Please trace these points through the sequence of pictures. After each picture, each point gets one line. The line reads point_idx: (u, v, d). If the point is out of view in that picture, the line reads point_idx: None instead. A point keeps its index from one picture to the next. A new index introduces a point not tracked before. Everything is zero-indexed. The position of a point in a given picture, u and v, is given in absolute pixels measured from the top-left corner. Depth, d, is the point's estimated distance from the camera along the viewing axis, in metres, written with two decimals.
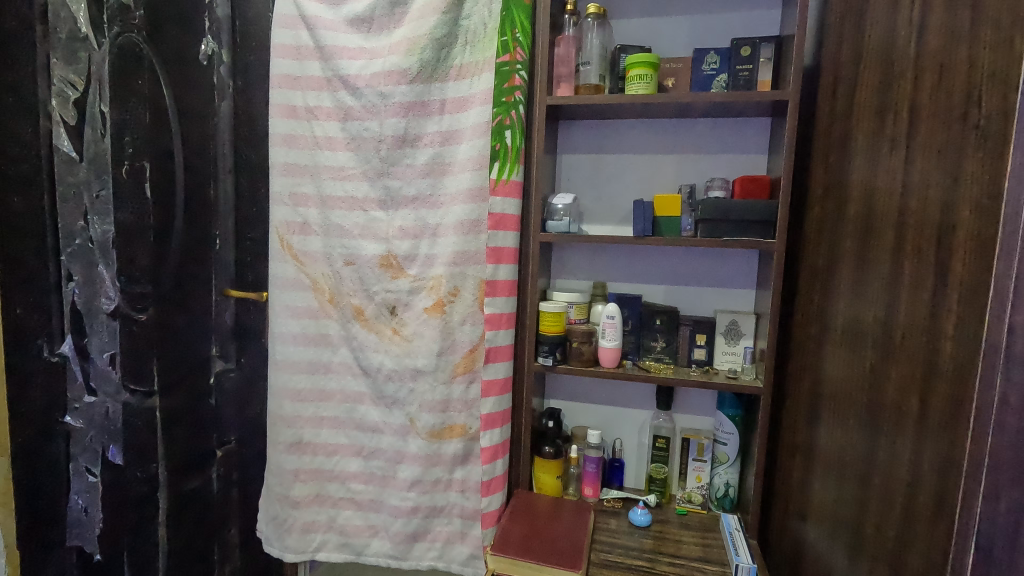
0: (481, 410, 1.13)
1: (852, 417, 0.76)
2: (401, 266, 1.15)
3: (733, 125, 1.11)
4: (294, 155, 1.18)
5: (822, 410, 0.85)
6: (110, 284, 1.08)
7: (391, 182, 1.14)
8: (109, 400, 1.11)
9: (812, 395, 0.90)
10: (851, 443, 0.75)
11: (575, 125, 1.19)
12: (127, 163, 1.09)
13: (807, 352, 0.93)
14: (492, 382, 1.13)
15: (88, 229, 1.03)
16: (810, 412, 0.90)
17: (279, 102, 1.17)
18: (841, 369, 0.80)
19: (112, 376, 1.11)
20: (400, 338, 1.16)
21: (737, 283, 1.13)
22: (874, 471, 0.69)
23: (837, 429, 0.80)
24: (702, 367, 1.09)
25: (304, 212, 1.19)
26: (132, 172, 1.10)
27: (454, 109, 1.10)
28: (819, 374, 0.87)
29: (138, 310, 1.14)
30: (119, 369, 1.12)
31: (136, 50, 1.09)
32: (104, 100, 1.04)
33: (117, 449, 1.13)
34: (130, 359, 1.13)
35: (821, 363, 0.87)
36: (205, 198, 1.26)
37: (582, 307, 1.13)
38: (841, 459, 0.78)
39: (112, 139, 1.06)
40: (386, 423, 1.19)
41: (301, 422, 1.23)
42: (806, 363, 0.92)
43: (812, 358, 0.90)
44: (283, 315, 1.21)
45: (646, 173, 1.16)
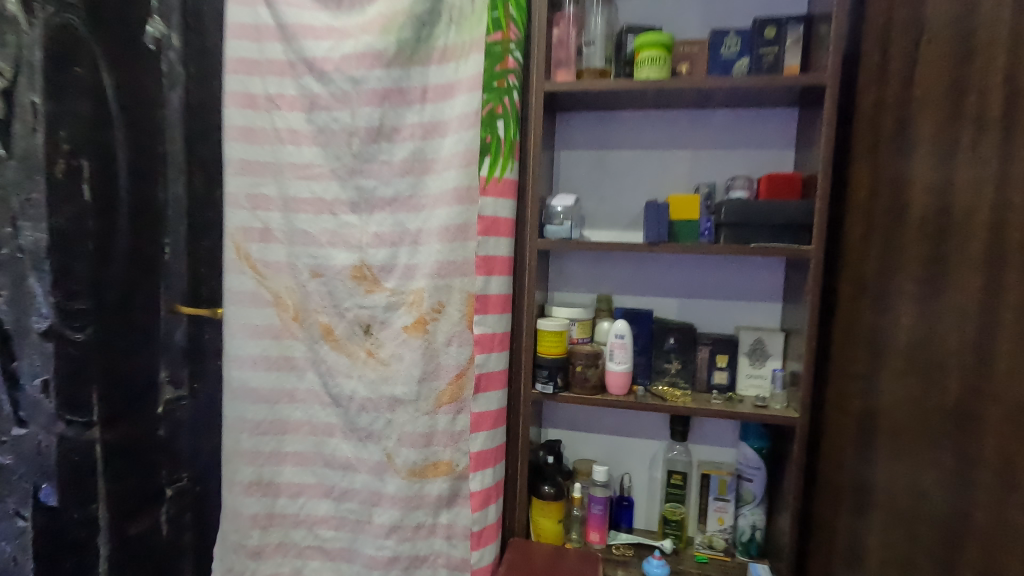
0: (470, 447, 0.98)
1: (924, 456, 0.63)
2: (376, 278, 1.00)
3: (753, 117, 0.99)
4: (251, 151, 1.03)
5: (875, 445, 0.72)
6: (44, 299, 0.82)
7: (364, 181, 0.99)
8: (38, 433, 0.84)
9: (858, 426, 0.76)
10: (924, 489, 0.62)
11: (575, 118, 1.06)
12: (62, 161, 0.82)
13: (850, 374, 0.79)
14: (484, 415, 0.97)
15: (18, 236, 0.80)
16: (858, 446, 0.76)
17: (234, 89, 1.02)
18: (904, 398, 0.67)
19: (47, 405, 0.84)
20: (376, 361, 1.01)
21: (760, 295, 1.00)
22: (966, 531, 0.55)
23: (901, 468, 0.67)
24: (724, 393, 0.96)
25: (264, 215, 1.03)
26: (69, 171, 0.83)
27: (437, 97, 0.95)
28: (869, 400, 0.74)
29: (74, 329, 0.85)
30: (56, 397, 0.85)
31: (74, 35, 0.84)
32: (36, 90, 0.80)
33: (50, 489, 0.85)
34: (68, 383, 0.86)
35: (872, 389, 0.74)
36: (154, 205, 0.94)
37: (586, 324, 0.98)
38: (906, 504, 0.65)
39: (46, 135, 0.81)
40: (360, 459, 1.03)
41: (262, 459, 1.06)
42: (850, 388, 0.79)
43: (859, 381, 0.77)
44: (240, 335, 1.05)
45: (656, 171, 1.03)
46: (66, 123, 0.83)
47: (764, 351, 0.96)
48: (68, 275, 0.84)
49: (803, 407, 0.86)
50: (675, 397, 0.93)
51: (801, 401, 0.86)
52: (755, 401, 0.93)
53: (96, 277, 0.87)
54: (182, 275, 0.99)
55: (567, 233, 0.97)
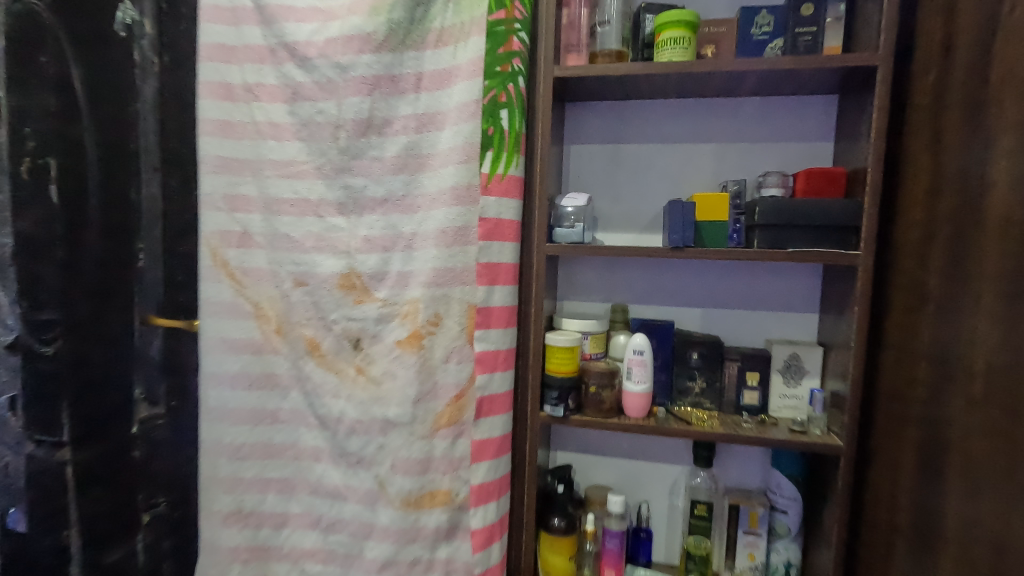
0: (471, 479, 0.88)
1: (997, 489, 0.53)
2: (366, 287, 0.90)
3: (785, 107, 0.90)
4: (228, 147, 0.92)
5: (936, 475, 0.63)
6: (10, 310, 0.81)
7: (353, 180, 0.89)
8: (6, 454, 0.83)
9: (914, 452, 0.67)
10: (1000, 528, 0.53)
11: (587, 108, 0.96)
12: (27, 160, 0.79)
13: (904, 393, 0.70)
14: (486, 442, 0.87)
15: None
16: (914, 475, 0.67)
17: (209, 79, 0.91)
18: (970, 422, 0.58)
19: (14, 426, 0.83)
20: (366, 379, 0.91)
21: (793, 304, 0.90)
22: None
23: (975, 505, 0.56)
24: (754, 415, 0.86)
25: (243, 218, 0.93)
26: (35, 172, 0.79)
27: (433, 84, 0.85)
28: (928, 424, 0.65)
29: (43, 342, 0.81)
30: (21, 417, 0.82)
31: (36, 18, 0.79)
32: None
33: (17, 515, 0.84)
34: (36, 403, 0.82)
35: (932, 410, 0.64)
36: (125, 207, 0.85)
37: (599, 338, 0.89)
38: (978, 546, 0.55)
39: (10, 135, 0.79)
40: (349, 487, 0.93)
41: (242, 487, 0.96)
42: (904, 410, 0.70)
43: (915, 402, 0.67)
44: (217, 350, 0.95)
45: (677, 167, 0.94)
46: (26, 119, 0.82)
47: (799, 367, 0.86)
48: (35, 284, 0.80)
49: (848, 431, 0.76)
50: (702, 421, 0.83)
51: (846, 427, 0.76)
52: (791, 425, 0.82)
53: (65, 284, 0.82)
54: (159, 285, 0.89)
55: (579, 238, 0.87)
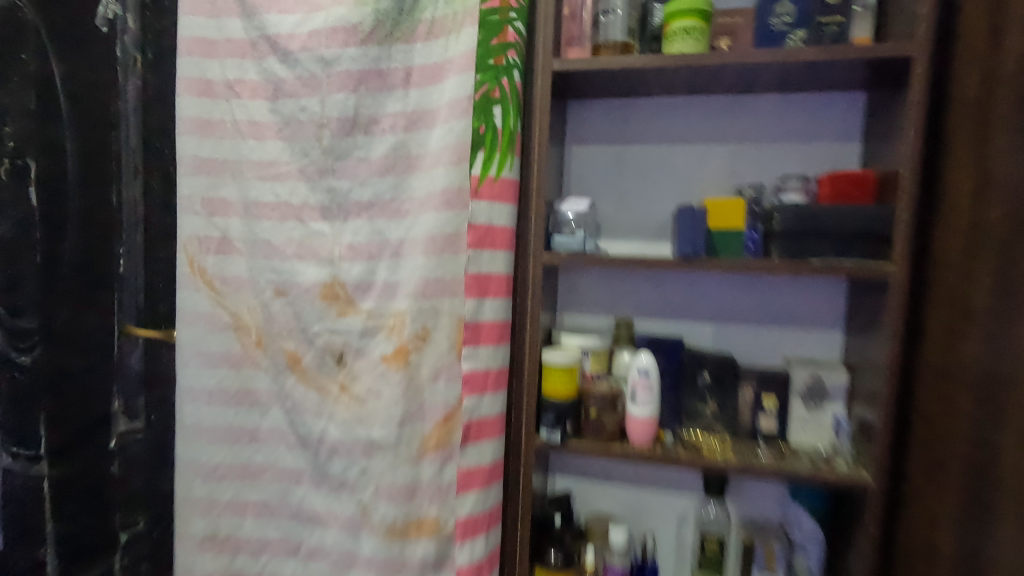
0: (457, 512, 0.80)
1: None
2: (350, 298, 0.84)
3: (807, 105, 0.82)
4: (208, 147, 0.87)
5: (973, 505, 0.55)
6: None
7: (337, 183, 0.83)
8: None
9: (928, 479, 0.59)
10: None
11: (592, 105, 0.89)
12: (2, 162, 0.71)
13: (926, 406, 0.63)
14: (474, 472, 0.80)
15: None
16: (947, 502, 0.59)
17: (188, 75, 0.86)
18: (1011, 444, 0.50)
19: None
20: (350, 398, 0.84)
21: (814, 320, 0.83)
22: None
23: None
24: (773, 444, 0.77)
25: (222, 223, 0.88)
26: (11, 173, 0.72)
27: (422, 80, 0.79)
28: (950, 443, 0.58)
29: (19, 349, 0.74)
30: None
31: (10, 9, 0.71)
32: None
33: None
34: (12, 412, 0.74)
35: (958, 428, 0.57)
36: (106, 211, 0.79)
37: (600, 356, 0.81)
38: None
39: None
40: (331, 512, 0.87)
41: (218, 510, 0.90)
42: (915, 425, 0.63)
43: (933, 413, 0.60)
44: (194, 363, 0.89)
45: (688, 169, 0.86)
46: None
47: (823, 390, 0.78)
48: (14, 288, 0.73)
49: (877, 464, 0.67)
50: (715, 450, 0.75)
51: (876, 459, 0.68)
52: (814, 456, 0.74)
53: (43, 289, 0.75)
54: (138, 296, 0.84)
55: (580, 247, 0.79)
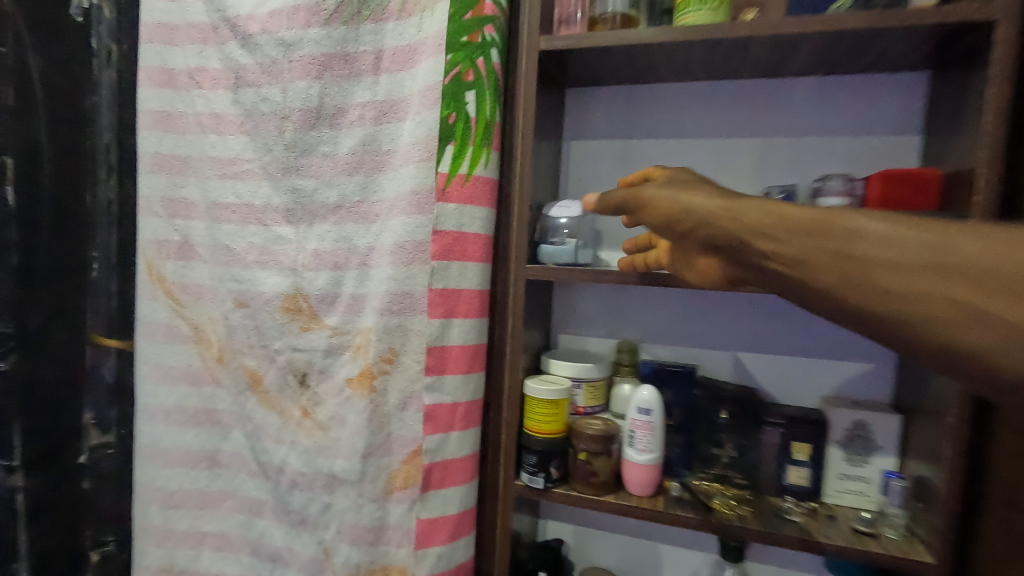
0: (419, 569, 0.69)
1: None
2: (314, 311, 0.74)
3: (850, 92, 0.69)
4: (168, 142, 0.79)
5: (802, 246, 0.38)
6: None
7: (301, 182, 0.74)
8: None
9: (833, 230, 0.37)
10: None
11: (597, 95, 0.79)
12: None
13: (903, 292, 0.34)
14: (436, 523, 0.68)
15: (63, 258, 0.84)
16: (778, 231, 0.39)
17: (150, 64, 0.78)
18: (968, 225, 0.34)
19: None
20: (312, 424, 0.75)
21: (853, 351, 0.70)
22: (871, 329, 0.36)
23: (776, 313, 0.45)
24: (805, 502, 0.63)
25: (183, 226, 0.80)
26: None
27: (394, 65, 0.68)
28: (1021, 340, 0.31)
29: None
30: None
31: None
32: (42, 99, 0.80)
33: None
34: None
35: (950, 285, 0.33)
36: (80, 207, 0.85)
37: (595, 388, 0.71)
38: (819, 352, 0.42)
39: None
40: (291, 550, 0.77)
41: (174, 541, 0.82)
42: (910, 329, 0.34)
43: (900, 294, 0.34)
44: (150, 380, 0.81)
45: (707, 168, 0.75)
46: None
47: (868, 439, 0.64)
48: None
49: (937, 537, 0.53)
50: (730, 508, 0.62)
51: (937, 533, 0.53)
52: (855, 523, 0.60)
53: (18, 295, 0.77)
54: (115, 295, 0.88)
55: (569, 258, 0.68)
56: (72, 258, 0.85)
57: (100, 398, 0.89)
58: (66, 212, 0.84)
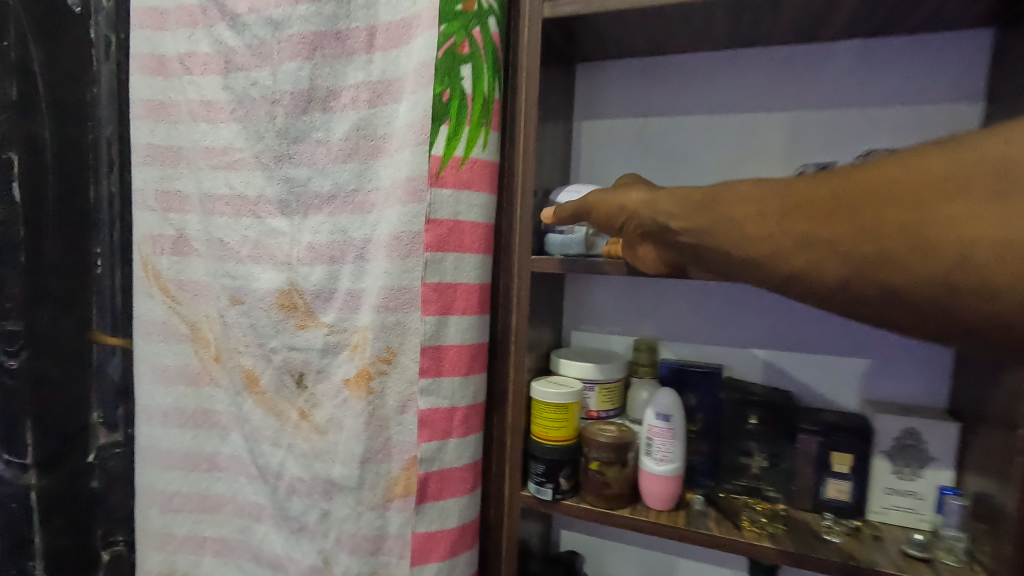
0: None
1: (965, 204, 0.29)
2: (309, 308, 0.70)
3: (897, 58, 0.61)
4: (161, 133, 0.76)
5: (690, 214, 0.43)
6: None
7: (294, 171, 0.69)
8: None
9: (709, 196, 0.41)
10: (973, 170, 0.30)
11: (613, 70, 0.73)
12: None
13: (755, 234, 0.37)
14: (432, 538, 0.64)
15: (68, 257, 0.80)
16: (677, 207, 0.44)
17: (140, 50, 0.75)
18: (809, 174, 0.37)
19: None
20: (310, 427, 0.71)
21: (901, 349, 0.63)
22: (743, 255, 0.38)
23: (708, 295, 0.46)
24: (846, 520, 0.57)
25: (178, 220, 0.76)
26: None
27: (388, 42, 0.63)
28: (841, 254, 0.33)
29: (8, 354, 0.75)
30: None
31: None
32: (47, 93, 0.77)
33: None
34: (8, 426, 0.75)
35: (785, 219, 0.36)
36: (82, 204, 0.82)
37: (609, 391, 0.65)
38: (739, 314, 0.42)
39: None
40: (291, 558, 0.74)
41: (174, 545, 0.80)
42: (762, 266, 0.37)
43: (752, 235, 0.37)
44: (148, 379, 0.79)
45: (733, 147, 0.68)
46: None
47: (919, 450, 0.57)
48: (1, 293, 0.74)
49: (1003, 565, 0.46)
50: (759, 526, 0.56)
51: (1004, 562, 0.46)
52: (905, 546, 0.53)
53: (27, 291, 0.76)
54: (118, 294, 0.85)
55: (580, 249, 0.63)
56: (76, 253, 0.81)
57: (106, 397, 0.86)
58: (70, 210, 0.80)
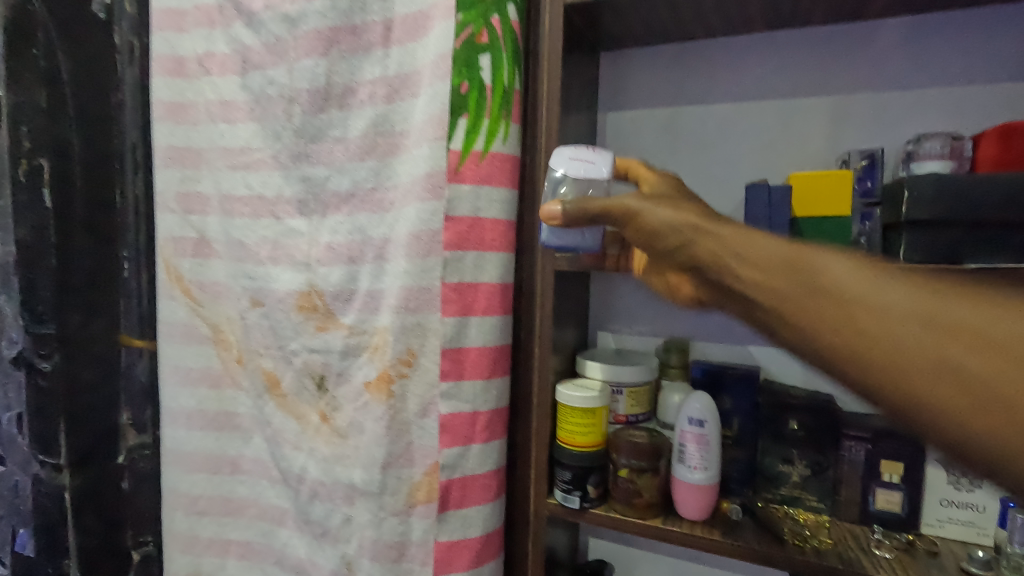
0: None
1: None
2: (329, 310, 0.68)
3: (949, 33, 0.58)
4: (181, 134, 0.75)
5: (773, 274, 0.37)
6: (15, 323, 0.77)
7: (312, 170, 0.68)
8: (15, 472, 0.79)
9: (808, 265, 0.36)
10: None
11: (640, 57, 0.70)
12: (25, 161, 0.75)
13: (849, 323, 0.33)
14: (456, 546, 0.62)
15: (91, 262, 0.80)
16: (753, 256, 0.38)
17: (159, 52, 0.75)
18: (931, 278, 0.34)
19: (21, 443, 0.79)
20: (331, 430, 0.69)
21: None
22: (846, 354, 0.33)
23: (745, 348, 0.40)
24: (897, 533, 0.54)
25: (199, 222, 0.76)
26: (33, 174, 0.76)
27: (404, 34, 0.61)
28: (974, 397, 0.29)
29: (42, 357, 0.77)
30: (28, 436, 0.79)
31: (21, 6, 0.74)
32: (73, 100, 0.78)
33: (26, 536, 0.81)
34: (41, 427, 0.78)
35: (913, 329, 0.32)
36: (110, 210, 0.81)
37: (638, 393, 0.62)
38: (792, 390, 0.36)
39: (9, 129, 0.75)
40: (313, 562, 0.73)
41: (199, 548, 0.80)
42: (864, 368, 0.32)
43: (861, 329, 0.33)
44: (172, 382, 0.79)
45: (768, 136, 0.65)
46: (25, 116, 0.75)
47: None
48: (32, 295, 0.77)
49: None
50: (804, 539, 0.52)
51: None
52: (965, 562, 0.50)
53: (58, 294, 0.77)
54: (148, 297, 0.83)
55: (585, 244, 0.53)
56: (102, 258, 0.81)
57: (134, 398, 0.84)
58: (99, 214, 0.80)
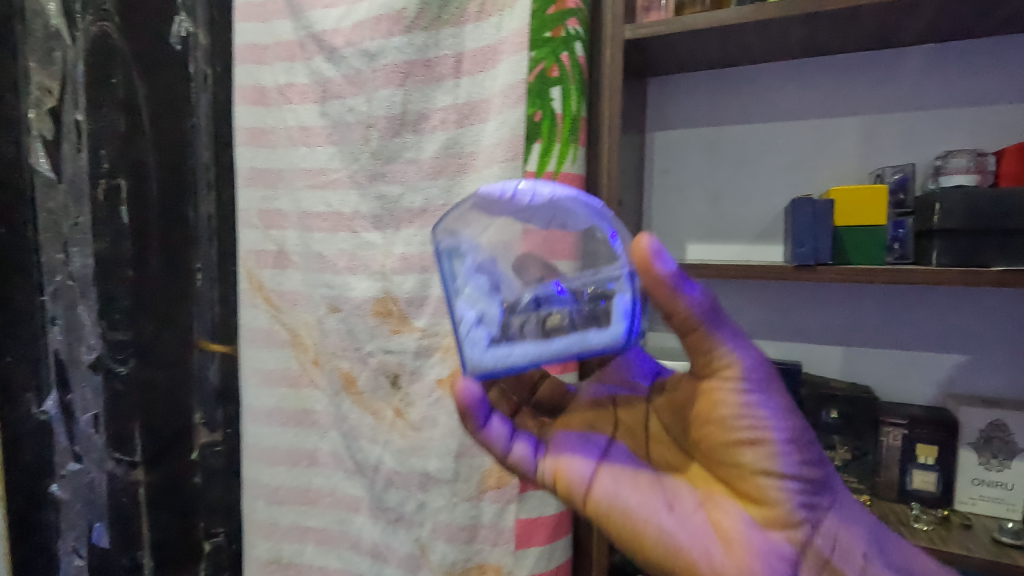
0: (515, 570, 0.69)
1: None
2: (403, 315, 0.76)
3: (973, 57, 0.64)
4: (262, 157, 0.83)
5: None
6: (94, 329, 0.82)
7: (387, 188, 0.75)
8: (90, 468, 0.83)
9: None
10: None
11: (683, 82, 0.76)
12: (102, 181, 0.80)
13: None
14: (532, 525, 0.69)
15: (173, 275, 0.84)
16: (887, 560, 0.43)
17: (243, 82, 0.82)
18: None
19: (98, 441, 0.83)
20: (405, 424, 0.76)
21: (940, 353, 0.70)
22: None
23: None
24: (933, 509, 0.62)
25: (278, 236, 0.83)
26: (108, 193, 0.80)
27: (475, 66, 0.68)
28: None
29: (117, 361, 0.82)
30: (103, 433, 0.83)
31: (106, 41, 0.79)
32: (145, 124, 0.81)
33: (100, 529, 0.84)
34: (116, 426, 0.83)
35: None
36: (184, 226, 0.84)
37: None
38: None
39: (89, 155, 0.79)
40: (390, 547, 0.79)
41: (279, 535, 0.87)
42: None
43: None
44: (253, 383, 0.86)
45: (807, 153, 0.71)
46: (105, 142, 0.79)
47: (1006, 441, 0.61)
48: (110, 303, 0.81)
49: None
50: None
51: None
52: (996, 533, 0.57)
53: (133, 302, 0.82)
54: None
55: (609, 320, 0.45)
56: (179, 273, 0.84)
57: (206, 398, 0.88)
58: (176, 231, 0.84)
